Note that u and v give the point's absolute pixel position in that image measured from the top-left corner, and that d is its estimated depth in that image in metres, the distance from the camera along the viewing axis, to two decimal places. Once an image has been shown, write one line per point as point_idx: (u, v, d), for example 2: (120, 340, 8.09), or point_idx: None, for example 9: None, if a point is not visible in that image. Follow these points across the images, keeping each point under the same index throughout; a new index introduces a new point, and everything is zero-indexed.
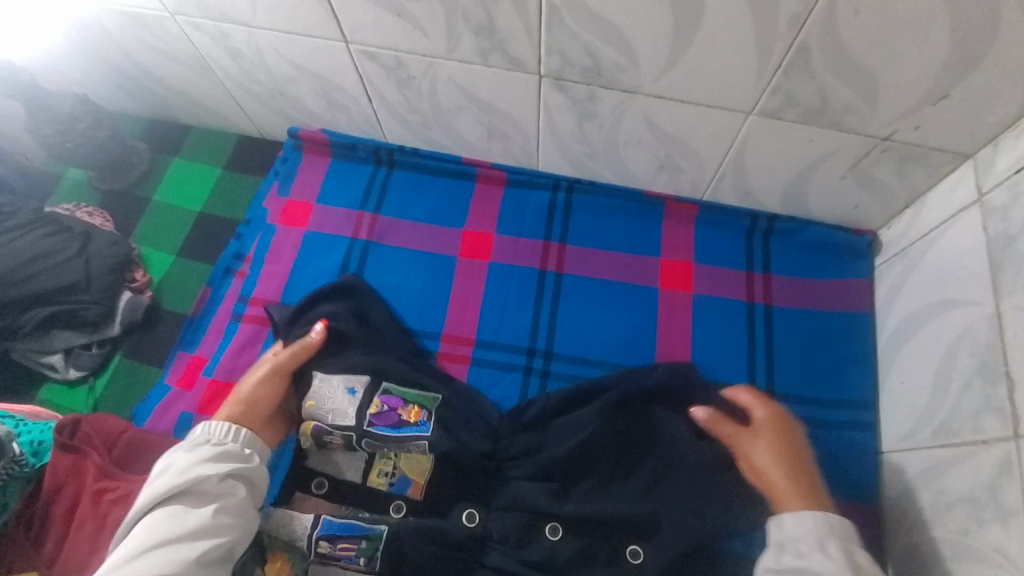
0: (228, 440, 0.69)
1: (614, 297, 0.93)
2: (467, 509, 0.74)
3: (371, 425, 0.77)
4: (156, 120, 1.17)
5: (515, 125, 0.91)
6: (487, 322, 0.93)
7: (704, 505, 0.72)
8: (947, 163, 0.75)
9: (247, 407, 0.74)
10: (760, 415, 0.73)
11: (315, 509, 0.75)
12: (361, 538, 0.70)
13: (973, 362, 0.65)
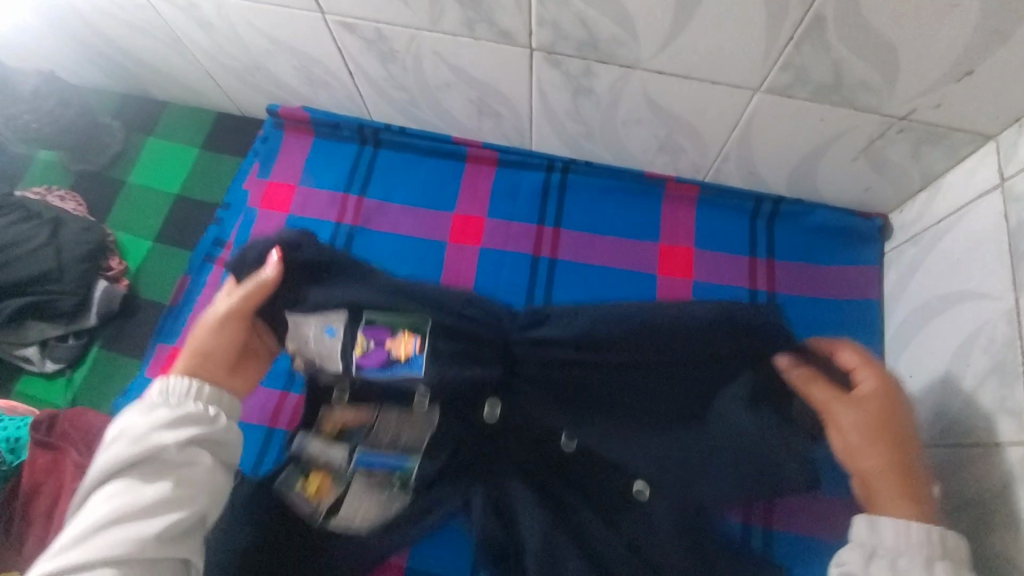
0: (189, 399, 0.59)
1: (614, 247, 0.91)
2: (490, 399, 0.69)
3: (360, 368, 0.66)
4: (129, 97, 1.11)
5: (505, 102, 0.86)
6: (488, 258, 0.92)
7: (747, 458, 0.64)
8: (967, 145, 0.70)
9: (205, 362, 0.62)
10: (866, 385, 0.59)
11: (342, 417, 0.71)
12: (395, 470, 0.69)
13: (989, 359, 0.62)
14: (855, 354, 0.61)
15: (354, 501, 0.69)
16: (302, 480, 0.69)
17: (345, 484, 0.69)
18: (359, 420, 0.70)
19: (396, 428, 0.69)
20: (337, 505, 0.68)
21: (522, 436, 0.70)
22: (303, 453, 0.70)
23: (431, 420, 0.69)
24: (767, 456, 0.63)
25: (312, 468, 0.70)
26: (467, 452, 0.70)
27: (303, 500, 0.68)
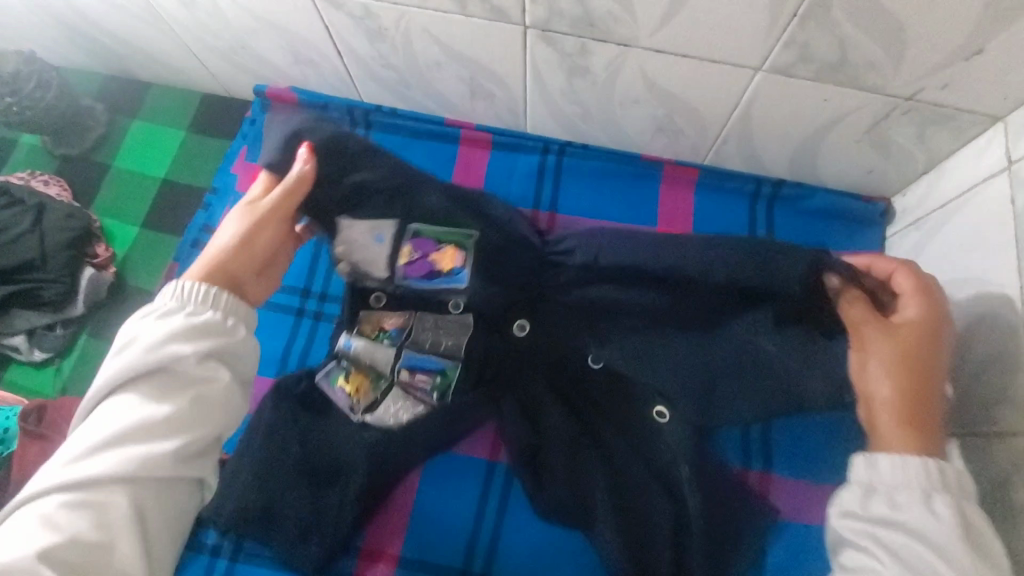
0: (206, 307, 0.54)
1: (614, 184, 0.91)
2: (519, 319, 0.77)
3: (407, 276, 0.76)
4: (113, 77, 1.08)
5: (499, 82, 0.83)
6: (495, 180, 0.93)
7: (760, 380, 0.70)
8: (974, 127, 0.68)
9: (232, 253, 0.61)
10: (908, 313, 0.59)
11: (381, 321, 0.78)
12: (435, 375, 0.76)
13: (992, 347, 0.61)
14: (907, 279, 0.61)
15: (389, 404, 0.76)
16: (345, 378, 0.77)
17: (383, 388, 0.77)
18: (399, 322, 0.78)
19: (434, 332, 0.77)
20: (373, 408, 0.76)
21: (550, 354, 0.78)
22: (346, 357, 0.77)
23: (467, 325, 0.77)
24: (778, 377, 0.70)
25: (354, 369, 0.77)
26: (500, 361, 0.78)
27: (345, 398, 0.77)
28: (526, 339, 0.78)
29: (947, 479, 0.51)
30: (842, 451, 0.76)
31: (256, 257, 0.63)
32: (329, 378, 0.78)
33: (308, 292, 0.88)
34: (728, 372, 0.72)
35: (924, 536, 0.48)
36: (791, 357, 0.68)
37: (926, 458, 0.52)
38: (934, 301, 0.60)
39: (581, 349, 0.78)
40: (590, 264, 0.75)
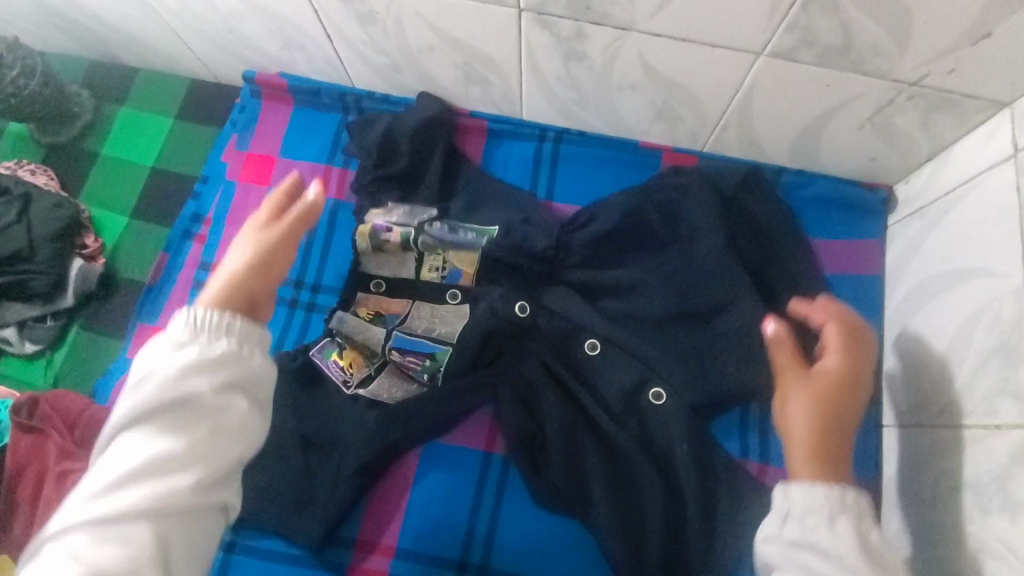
0: (220, 336, 0.48)
1: (617, 153, 0.90)
2: (519, 301, 0.78)
3: (428, 228, 0.82)
4: (100, 63, 1.06)
5: (494, 67, 0.81)
6: (496, 156, 0.93)
7: (756, 356, 0.75)
8: (979, 113, 0.66)
9: (251, 278, 0.52)
10: (831, 363, 0.56)
11: (379, 304, 0.81)
12: (428, 357, 0.78)
13: (993, 340, 0.60)
14: (837, 333, 0.58)
15: (383, 381, 0.78)
16: (339, 353, 0.78)
17: (377, 365, 0.79)
18: (396, 307, 0.81)
19: (430, 319, 0.80)
20: (367, 383, 0.78)
21: (554, 337, 0.79)
22: (340, 333, 0.79)
23: (463, 313, 0.80)
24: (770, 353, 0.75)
25: (349, 345, 0.78)
26: (498, 342, 0.79)
27: (339, 371, 0.78)
28: (528, 321, 0.78)
29: (857, 502, 0.49)
30: None
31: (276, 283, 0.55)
32: (323, 352, 0.79)
33: (301, 283, 0.87)
34: (732, 347, 0.76)
35: (837, 557, 0.46)
36: (763, 339, 0.75)
37: (831, 487, 0.49)
38: (859, 353, 0.57)
39: (580, 330, 0.79)
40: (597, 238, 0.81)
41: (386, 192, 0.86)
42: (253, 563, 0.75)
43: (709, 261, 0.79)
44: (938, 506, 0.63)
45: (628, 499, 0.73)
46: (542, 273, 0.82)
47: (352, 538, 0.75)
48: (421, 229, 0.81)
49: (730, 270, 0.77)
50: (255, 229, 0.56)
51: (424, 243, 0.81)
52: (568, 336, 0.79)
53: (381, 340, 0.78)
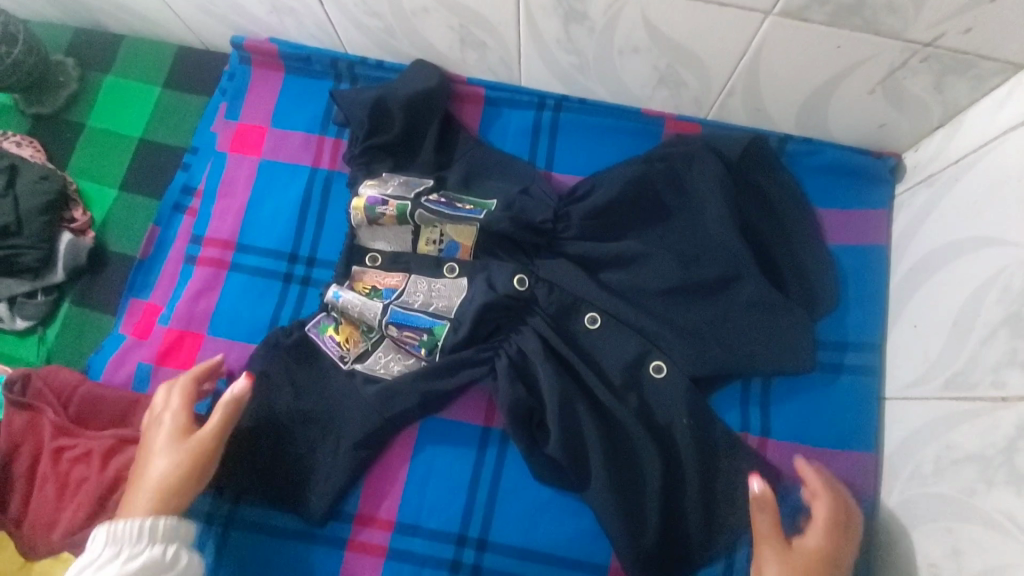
0: (143, 544, 0.59)
1: (618, 121, 0.87)
2: (518, 275, 0.77)
3: (427, 202, 0.79)
4: (84, 30, 1.02)
5: (491, 31, 0.78)
6: (494, 125, 0.90)
7: (757, 327, 0.75)
8: (995, 75, 0.63)
9: (176, 486, 0.64)
10: (810, 541, 0.61)
11: (375, 278, 0.80)
12: (425, 332, 0.76)
13: (1003, 310, 0.58)
14: (824, 512, 0.63)
15: (380, 355, 0.78)
16: (335, 329, 0.78)
17: (374, 340, 0.78)
18: (391, 282, 0.79)
19: (427, 293, 0.78)
20: (364, 358, 0.77)
21: (553, 310, 0.77)
22: (336, 309, 0.77)
23: (460, 287, 0.78)
24: (770, 324, 0.75)
25: (345, 320, 0.78)
26: (494, 317, 0.77)
27: (335, 346, 0.77)
28: (526, 295, 0.77)
29: None
30: (843, 416, 0.74)
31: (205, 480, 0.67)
32: (319, 328, 0.78)
33: (295, 257, 0.85)
34: (736, 320, 0.75)
35: None
36: (761, 310, 0.75)
37: None
38: (844, 537, 0.62)
39: (580, 303, 0.77)
40: (597, 210, 0.79)
41: (378, 163, 0.84)
42: (252, 537, 0.75)
43: (714, 234, 0.77)
44: (939, 479, 0.62)
45: (628, 473, 0.72)
46: (540, 244, 0.80)
47: (351, 512, 0.75)
48: (417, 202, 0.78)
49: (734, 242, 0.76)
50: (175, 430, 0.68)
51: (422, 217, 0.78)
52: (567, 309, 0.77)
53: (376, 315, 0.76)
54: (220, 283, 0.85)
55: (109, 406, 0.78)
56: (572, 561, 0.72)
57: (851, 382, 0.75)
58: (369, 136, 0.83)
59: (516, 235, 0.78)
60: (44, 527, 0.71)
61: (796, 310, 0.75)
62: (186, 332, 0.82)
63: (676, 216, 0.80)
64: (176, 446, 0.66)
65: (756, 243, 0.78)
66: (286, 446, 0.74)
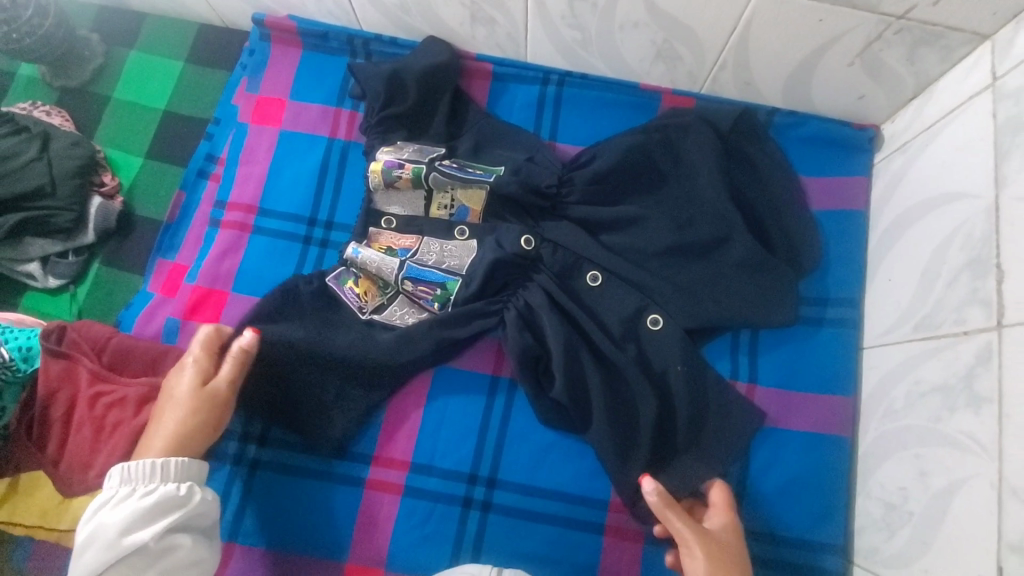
0: (156, 481, 0.63)
1: (617, 96, 0.93)
2: (525, 236, 0.82)
3: (441, 165, 0.84)
4: (109, 8, 1.07)
5: (500, 7, 0.83)
6: (501, 99, 0.95)
7: (748, 286, 0.80)
8: (963, 46, 0.70)
9: (191, 425, 0.69)
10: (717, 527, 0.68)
11: (390, 239, 0.85)
12: (439, 287, 0.82)
13: (965, 256, 0.65)
14: (722, 495, 0.71)
15: (395, 309, 0.83)
16: (354, 281, 0.83)
17: (389, 295, 0.83)
18: (406, 243, 0.84)
19: (440, 253, 0.84)
20: (380, 310, 0.83)
21: (558, 269, 0.83)
22: (354, 265, 0.82)
23: (471, 248, 0.84)
24: (758, 281, 0.81)
25: (363, 274, 0.83)
26: (504, 274, 0.82)
27: (354, 298, 0.82)
28: (533, 254, 0.82)
29: None
30: (824, 364, 0.80)
31: (218, 431, 0.72)
32: (340, 280, 0.83)
33: (314, 221, 0.91)
34: (727, 277, 0.81)
35: None
36: (750, 270, 0.81)
37: None
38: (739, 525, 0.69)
39: (583, 262, 0.83)
40: (598, 176, 0.84)
41: (393, 133, 0.89)
42: (273, 478, 0.80)
43: (707, 198, 0.83)
44: (910, 412, 0.69)
45: (628, 415, 0.78)
46: (545, 207, 0.85)
47: (370, 453, 0.80)
48: (431, 165, 0.84)
49: (724, 206, 0.82)
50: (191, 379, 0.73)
51: (436, 179, 0.83)
52: (570, 266, 0.83)
53: (393, 271, 0.81)
54: (244, 244, 0.90)
55: (142, 357, 0.83)
56: (576, 496, 0.78)
57: (832, 334, 0.81)
58: (384, 108, 0.88)
59: (522, 199, 0.84)
60: (82, 466, 0.76)
61: (782, 267, 0.81)
62: (212, 289, 0.87)
63: (672, 182, 0.85)
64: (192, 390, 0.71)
65: (746, 208, 0.84)
66: (307, 391, 0.79)
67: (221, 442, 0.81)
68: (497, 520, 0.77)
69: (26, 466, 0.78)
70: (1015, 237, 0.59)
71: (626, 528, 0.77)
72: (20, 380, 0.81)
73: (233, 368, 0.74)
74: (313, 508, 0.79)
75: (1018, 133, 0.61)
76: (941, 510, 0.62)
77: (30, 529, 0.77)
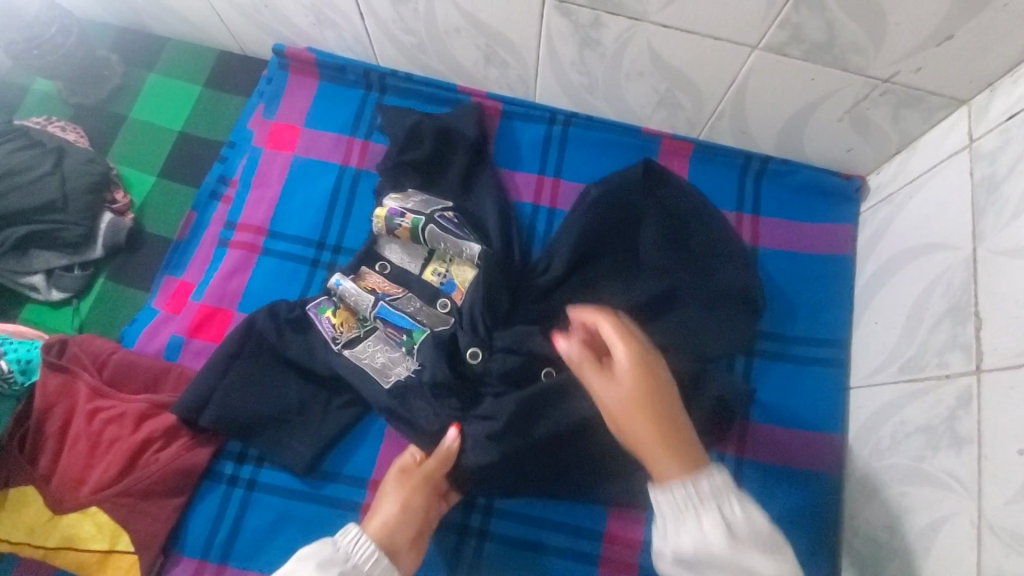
0: (366, 565, 0.61)
1: (619, 138, 0.97)
2: (472, 348, 0.79)
3: (440, 218, 0.85)
4: (128, 30, 1.11)
5: (513, 51, 0.88)
6: (507, 138, 0.99)
7: (715, 335, 0.83)
8: (941, 109, 0.76)
9: (404, 526, 0.68)
10: (620, 359, 0.60)
11: (378, 284, 0.86)
12: (404, 333, 0.83)
13: (946, 303, 0.70)
14: (613, 327, 0.62)
15: (369, 344, 0.83)
16: (333, 312, 0.84)
17: (367, 328, 0.84)
18: (390, 290, 0.86)
19: (419, 306, 0.85)
20: (354, 342, 0.83)
21: (510, 377, 0.78)
22: (337, 294, 0.85)
23: (445, 321, 0.84)
24: (725, 330, 0.83)
25: (343, 305, 0.85)
26: (453, 385, 0.78)
27: (329, 328, 0.83)
28: (481, 369, 0.79)
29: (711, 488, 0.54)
30: (812, 402, 0.83)
31: (427, 528, 0.72)
32: (319, 309, 0.84)
33: (322, 245, 0.93)
34: (694, 323, 0.83)
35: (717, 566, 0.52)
36: (722, 314, 0.84)
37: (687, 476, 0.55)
38: (640, 344, 0.61)
39: (535, 359, 0.79)
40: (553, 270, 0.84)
41: (405, 177, 0.92)
42: (270, 500, 0.80)
43: (655, 260, 0.85)
44: (895, 451, 0.73)
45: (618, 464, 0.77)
46: (498, 315, 0.81)
47: (364, 477, 0.81)
48: (431, 217, 0.85)
49: (668, 259, 0.86)
50: (409, 473, 0.73)
51: (431, 232, 0.84)
52: (523, 371, 0.78)
53: (367, 306, 0.83)
54: (252, 265, 0.91)
55: (143, 373, 0.84)
56: (570, 526, 0.79)
57: (818, 372, 0.85)
58: (401, 154, 0.92)
59: (474, 311, 0.80)
60: (74, 482, 0.76)
61: (732, 300, 0.84)
62: (218, 308, 0.88)
63: (616, 248, 0.87)
64: (414, 485, 0.72)
65: (691, 259, 0.87)
66: (307, 412, 0.82)
67: (217, 462, 0.83)
68: (492, 549, 0.78)
69: (16, 482, 0.76)
70: (992, 288, 0.64)
71: (620, 561, 0.77)
72: (14, 394, 0.81)
73: (444, 450, 0.74)
74: (309, 529, 0.79)
75: (993, 191, 0.67)
76: (926, 546, 0.65)
77: (15, 546, 0.74)
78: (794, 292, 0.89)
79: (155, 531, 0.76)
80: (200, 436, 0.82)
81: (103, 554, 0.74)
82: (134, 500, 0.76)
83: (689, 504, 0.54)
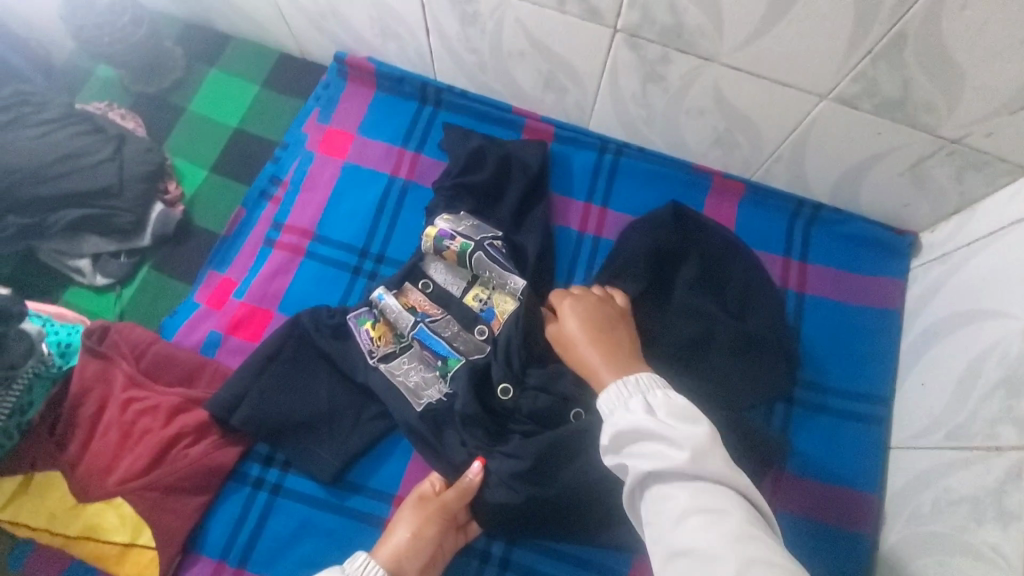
0: None
1: (669, 173, 0.97)
2: (503, 383, 0.77)
3: (489, 246, 0.85)
4: (193, 25, 1.13)
5: (575, 78, 0.88)
6: (558, 163, 0.99)
7: (755, 389, 0.80)
8: (1006, 175, 0.74)
9: (414, 556, 0.70)
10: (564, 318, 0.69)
11: (419, 303, 0.85)
12: (440, 359, 0.82)
13: (1000, 373, 0.68)
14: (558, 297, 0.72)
15: (403, 361, 0.83)
16: (372, 324, 0.84)
17: (403, 345, 0.84)
18: (431, 310, 0.85)
19: (456, 330, 0.84)
20: (389, 358, 0.83)
21: (541, 414, 0.77)
22: (378, 309, 0.84)
23: (483, 349, 0.83)
24: (767, 383, 0.81)
25: (383, 319, 0.84)
26: (481, 420, 0.77)
27: (367, 339, 0.83)
28: (511, 404, 0.78)
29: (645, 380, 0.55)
30: (850, 458, 0.82)
31: (439, 556, 0.73)
32: (358, 319, 0.84)
33: (366, 253, 0.93)
34: (732, 376, 0.80)
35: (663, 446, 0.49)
36: (768, 366, 0.81)
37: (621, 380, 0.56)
38: (583, 302, 0.71)
39: (564, 401, 0.77)
40: None
41: (461, 200, 0.91)
42: (291, 508, 0.80)
43: (694, 307, 0.82)
44: (935, 518, 0.71)
45: None
46: (534, 351, 0.79)
47: (390, 493, 0.80)
48: (480, 244, 0.84)
49: (704, 303, 0.82)
50: (427, 499, 0.74)
51: (479, 258, 0.84)
52: (553, 411, 0.77)
53: (407, 326, 0.83)
54: (295, 267, 0.91)
55: (178, 367, 0.84)
56: (592, 562, 0.78)
57: (859, 427, 0.83)
58: (459, 175, 0.92)
59: (513, 346, 0.78)
60: (101, 472, 0.76)
61: (769, 350, 0.81)
62: (258, 307, 0.89)
63: (651, 286, 0.85)
64: (429, 515, 0.72)
65: (728, 304, 0.85)
66: (338, 420, 0.82)
67: (244, 463, 0.82)
68: None
69: (43, 466, 0.77)
70: None
71: None
72: (52, 374, 0.80)
73: (465, 483, 0.74)
74: (329, 541, 0.78)
75: None
76: None
77: (35, 531, 0.74)
78: (838, 346, 0.87)
79: (176, 528, 0.75)
80: (229, 436, 0.81)
81: (122, 547, 0.74)
82: (158, 495, 0.75)
83: (623, 394, 0.54)
